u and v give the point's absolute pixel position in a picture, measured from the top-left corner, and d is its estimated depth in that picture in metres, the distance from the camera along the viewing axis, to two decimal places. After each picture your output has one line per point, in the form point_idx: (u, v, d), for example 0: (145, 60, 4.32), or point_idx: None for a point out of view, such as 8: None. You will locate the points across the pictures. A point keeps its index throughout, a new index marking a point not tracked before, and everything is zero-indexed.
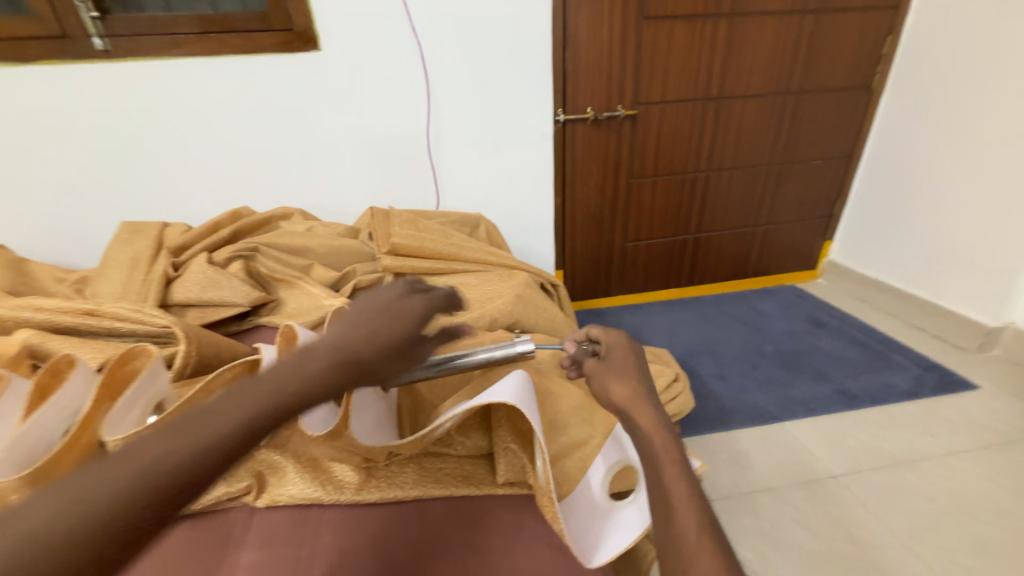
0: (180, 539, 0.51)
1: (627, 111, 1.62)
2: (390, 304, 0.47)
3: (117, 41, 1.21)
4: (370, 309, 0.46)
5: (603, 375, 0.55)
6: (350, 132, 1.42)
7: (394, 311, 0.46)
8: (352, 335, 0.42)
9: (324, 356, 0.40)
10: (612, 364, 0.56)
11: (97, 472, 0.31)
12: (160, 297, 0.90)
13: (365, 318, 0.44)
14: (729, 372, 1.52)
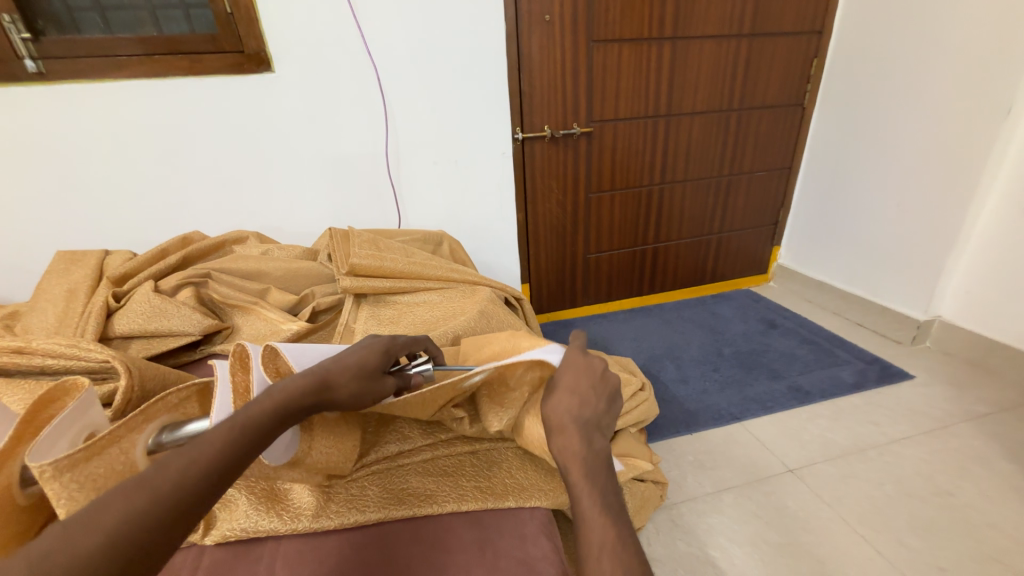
0: None
1: (583, 129, 1.68)
2: (340, 356, 0.51)
3: (52, 63, 1.16)
4: (320, 360, 0.51)
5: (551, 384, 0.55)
6: (307, 153, 1.40)
7: (344, 361, 0.51)
8: (295, 385, 0.46)
9: (259, 408, 0.43)
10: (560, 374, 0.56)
11: (60, 532, 0.32)
12: (101, 329, 0.85)
13: (312, 367, 0.49)
14: (692, 376, 1.57)
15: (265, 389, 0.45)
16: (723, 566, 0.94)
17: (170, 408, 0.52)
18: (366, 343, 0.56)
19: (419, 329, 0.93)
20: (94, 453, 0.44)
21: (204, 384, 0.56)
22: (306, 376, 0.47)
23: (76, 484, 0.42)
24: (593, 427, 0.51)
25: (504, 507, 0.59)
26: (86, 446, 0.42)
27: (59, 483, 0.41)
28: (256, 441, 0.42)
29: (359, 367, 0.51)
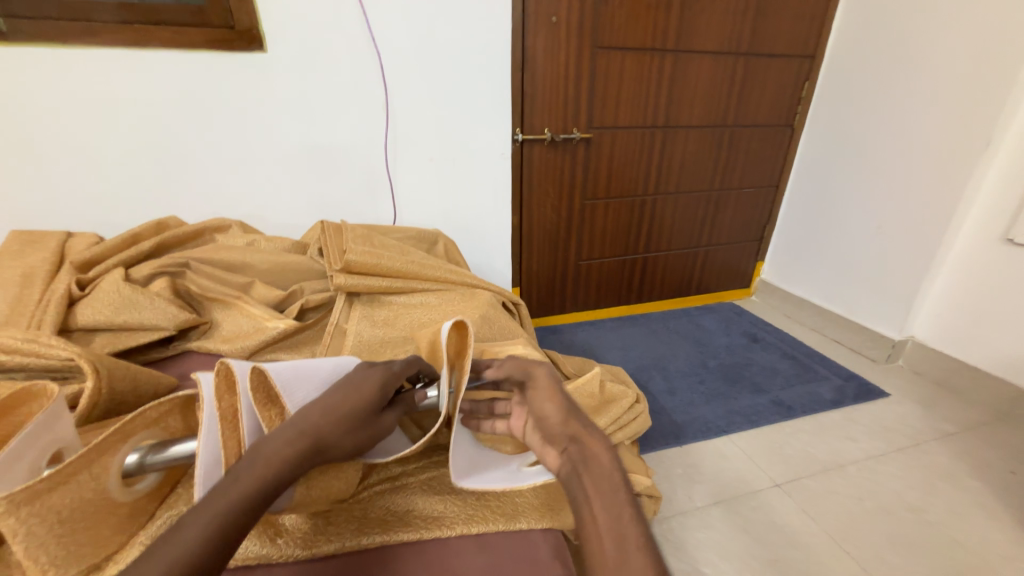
0: None
1: (582, 134, 1.67)
2: (330, 402, 0.46)
3: (15, 22, 1.05)
4: (304, 408, 0.45)
5: (532, 415, 0.56)
6: (298, 139, 1.33)
7: (334, 411, 0.46)
8: (284, 446, 0.41)
9: (250, 473, 0.39)
10: (540, 405, 0.57)
11: None
12: (61, 320, 0.77)
13: (299, 419, 0.44)
14: (679, 387, 1.58)
15: (252, 449, 0.41)
16: None
17: (150, 423, 0.46)
18: (356, 378, 0.51)
19: (416, 332, 0.88)
20: (59, 481, 0.39)
21: (188, 396, 0.51)
22: (291, 433, 0.42)
23: (37, 518, 0.37)
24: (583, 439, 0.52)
25: (515, 529, 0.55)
26: (47, 477, 0.37)
27: (16, 517, 0.36)
28: (253, 511, 0.38)
29: (349, 416, 0.47)
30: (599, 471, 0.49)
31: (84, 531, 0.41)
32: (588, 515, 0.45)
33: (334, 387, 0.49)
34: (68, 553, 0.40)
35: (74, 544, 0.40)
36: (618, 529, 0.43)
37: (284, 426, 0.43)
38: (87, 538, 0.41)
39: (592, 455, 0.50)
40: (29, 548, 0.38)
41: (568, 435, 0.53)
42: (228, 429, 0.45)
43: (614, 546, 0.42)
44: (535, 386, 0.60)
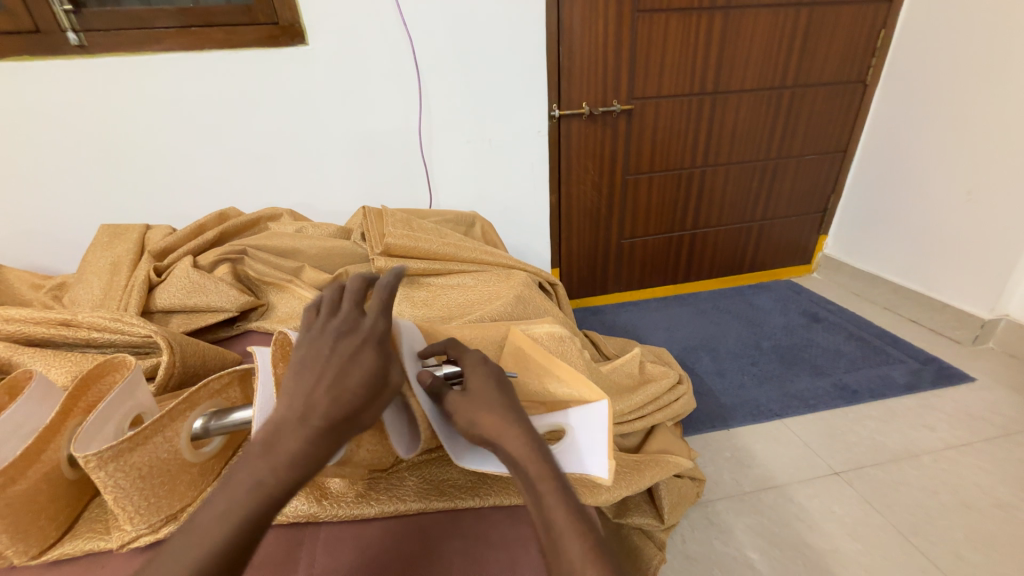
0: None
1: (623, 107, 1.59)
2: (340, 395, 0.41)
3: (93, 36, 1.16)
4: (309, 401, 0.41)
5: (471, 407, 0.49)
6: (342, 129, 1.38)
7: (347, 403, 0.41)
8: (291, 447, 0.39)
9: (256, 475, 0.38)
10: (474, 394, 0.50)
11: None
12: (142, 303, 0.86)
13: (308, 417, 0.40)
14: (728, 369, 1.50)
15: (257, 452, 0.39)
16: (761, 569, 0.91)
17: (212, 394, 0.52)
18: (362, 360, 0.44)
19: (454, 312, 0.90)
20: (138, 442, 0.44)
21: (244, 370, 0.56)
22: (302, 434, 0.39)
23: (122, 472, 0.43)
24: (525, 421, 0.48)
25: None
26: (128, 437, 0.42)
27: (104, 470, 0.42)
28: (263, 513, 0.38)
29: (356, 387, 0.42)
30: (547, 456, 0.45)
31: (161, 485, 0.46)
32: (540, 511, 0.42)
33: (322, 359, 0.43)
34: (147, 504, 0.45)
35: (154, 496, 0.46)
36: (573, 525, 0.41)
37: (285, 423, 0.40)
38: (164, 492, 0.47)
39: (536, 440, 0.47)
40: (117, 498, 0.44)
41: (510, 415, 0.48)
42: None
43: (568, 546, 0.40)
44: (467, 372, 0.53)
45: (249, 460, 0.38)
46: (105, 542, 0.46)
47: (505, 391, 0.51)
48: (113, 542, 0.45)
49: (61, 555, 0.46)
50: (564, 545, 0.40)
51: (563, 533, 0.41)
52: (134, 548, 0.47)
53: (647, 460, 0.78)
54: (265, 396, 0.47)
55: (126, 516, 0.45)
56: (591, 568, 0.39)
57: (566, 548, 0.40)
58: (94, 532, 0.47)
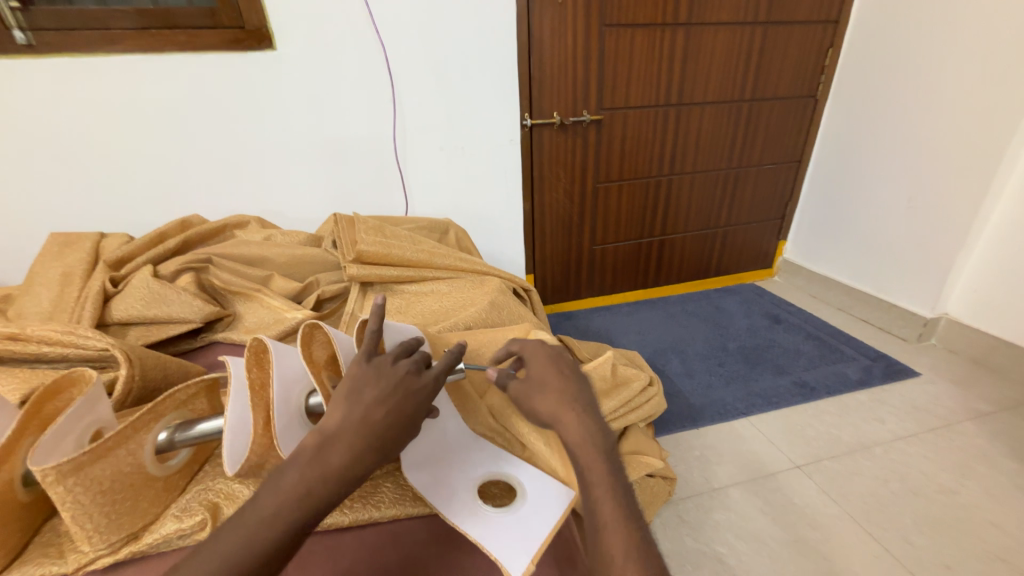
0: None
1: (593, 116, 1.64)
2: (388, 409, 0.43)
3: (42, 35, 1.10)
4: (360, 410, 0.42)
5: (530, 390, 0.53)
6: (312, 135, 1.36)
7: (396, 416, 0.44)
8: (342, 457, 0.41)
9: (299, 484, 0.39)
10: (535, 381, 0.54)
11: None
12: (98, 315, 0.82)
13: (359, 426, 0.42)
14: (697, 370, 1.56)
15: (316, 456, 0.40)
16: (731, 563, 0.94)
17: (178, 404, 0.50)
18: (404, 376, 0.46)
19: (429, 319, 0.90)
20: (100, 455, 0.42)
21: (213, 379, 0.54)
22: (356, 441, 0.41)
23: (81, 487, 0.41)
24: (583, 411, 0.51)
25: None
26: (89, 449, 0.40)
27: (63, 486, 0.40)
28: (298, 526, 0.39)
29: (410, 414, 0.45)
30: (604, 448, 0.47)
31: (123, 501, 0.45)
32: (586, 499, 0.45)
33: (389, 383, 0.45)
34: (107, 522, 0.44)
35: (115, 513, 0.44)
36: (619, 519, 0.43)
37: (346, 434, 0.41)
38: (125, 508, 0.45)
39: (596, 426, 0.49)
40: (75, 515, 0.42)
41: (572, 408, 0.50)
42: (258, 397, 0.48)
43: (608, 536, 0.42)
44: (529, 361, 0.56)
45: (307, 461, 0.40)
46: (57, 568, 0.44)
47: (572, 379, 0.54)
48: (69, 565, 0.44)
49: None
50: (605, 536, 0.42)
51: (607, 525, 0.43)
52: (92, 572, 0.44)
53: None
54: (235, 404, 0.46)
55: (83, 534, 0.43)
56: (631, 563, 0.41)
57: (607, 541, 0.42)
58: (45, 558, 0.44)
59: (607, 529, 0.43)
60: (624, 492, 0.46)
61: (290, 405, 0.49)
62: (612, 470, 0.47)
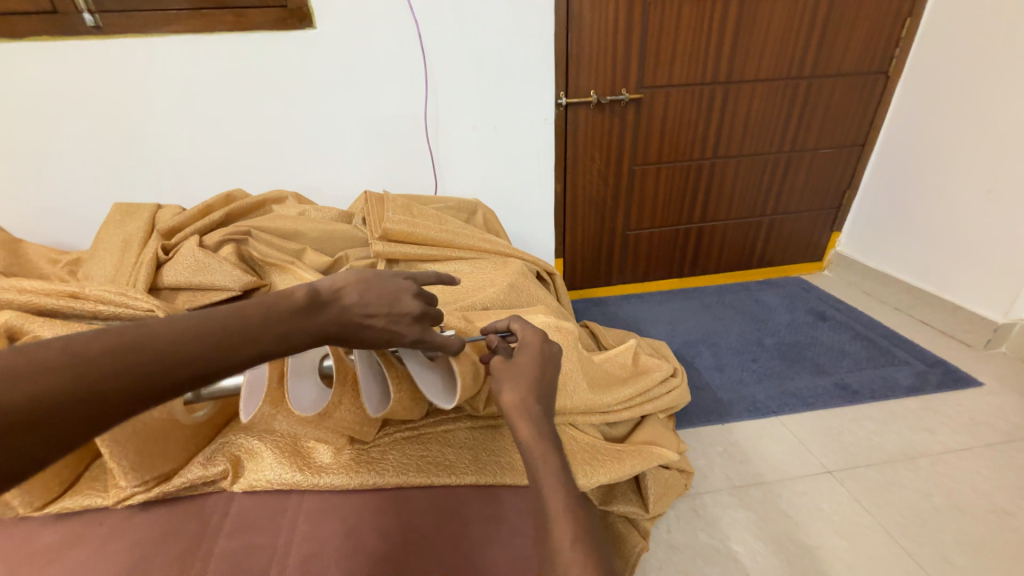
0: (159, 524, 0.53)
1: (632, 95, 1.57)
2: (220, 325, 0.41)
3: (108, 16, 1.18)
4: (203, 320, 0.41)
5: (500, 378, 0.52)
6: (349, 115, 1.39)
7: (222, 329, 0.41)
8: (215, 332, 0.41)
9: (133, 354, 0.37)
10: (517, 367, 0.53)
11: None
12: (150, 280, 0.90)
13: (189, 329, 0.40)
14: (728, 364, 1.50)
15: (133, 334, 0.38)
16: (745, 561, 0.91)
17: None
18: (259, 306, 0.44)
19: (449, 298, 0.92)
20: None
21: None
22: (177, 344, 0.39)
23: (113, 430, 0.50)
24: (548, 415, 0.51)
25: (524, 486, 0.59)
26: None
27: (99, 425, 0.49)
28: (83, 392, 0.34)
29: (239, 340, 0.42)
30: (558, 448, 0.48)
31: (159, 447, 0.54)
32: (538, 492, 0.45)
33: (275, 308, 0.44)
34: (145, 464, 0.53)
35: (152, 456, 0.53)
36: (568, 512, 0.43)
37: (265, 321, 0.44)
38: (157, 453, 0.54)
39: (542, 420, 0.49)
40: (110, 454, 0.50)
41: (536, 405, 0.50)
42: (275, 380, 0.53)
43: (562, 544, 0.41)
44: (522, 348, 0.55)
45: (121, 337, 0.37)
46: (102, 500, 0.54)
47: (549, 381, 0.54)
48: (110, 498, 0.53)
49: (61, 509, 0.54)
50: (554, 533, 0.42)
51: (554, 520, 0.43)
52: (129, 505, 0.54)
53: (630, 449, 0.79)
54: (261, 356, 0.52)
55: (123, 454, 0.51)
56: (578, 553, 0.41)
57: (556, 539, 0.42)
58: (91, 491, 0.55)
59: (555, 520, 0.43)
60: (576, 489, 0.46)
61: (304, 362, 0.54)
62: (564, 467, 0.47)
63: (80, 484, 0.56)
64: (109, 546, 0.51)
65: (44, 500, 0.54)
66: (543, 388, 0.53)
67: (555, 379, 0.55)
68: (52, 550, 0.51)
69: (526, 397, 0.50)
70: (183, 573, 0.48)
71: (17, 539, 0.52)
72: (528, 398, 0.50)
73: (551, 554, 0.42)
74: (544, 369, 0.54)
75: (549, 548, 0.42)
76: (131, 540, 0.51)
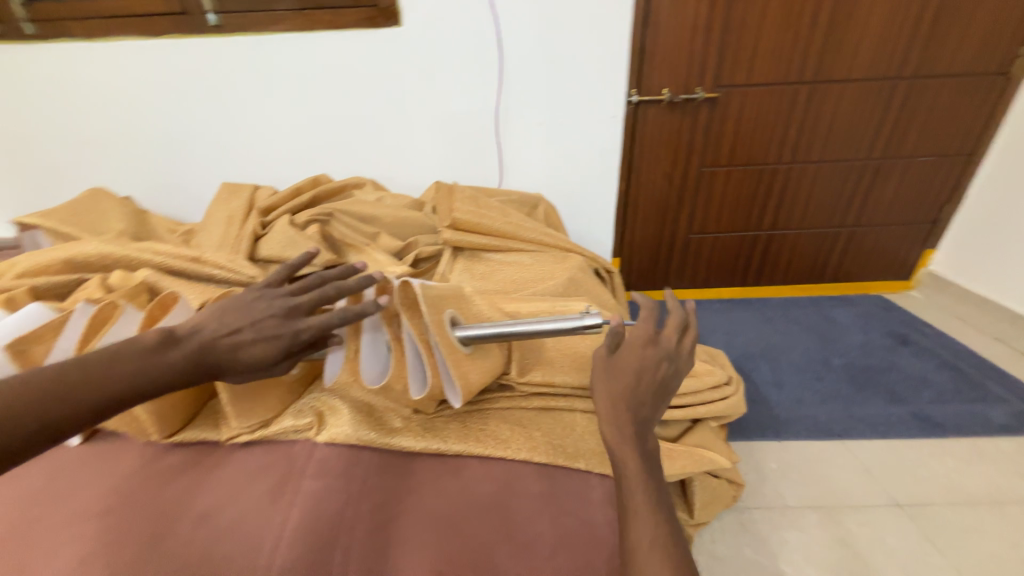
0: (258, 460, 0.62)
1: (707, 94, 1.52)
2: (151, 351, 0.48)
3: (228, 16, 1.33)
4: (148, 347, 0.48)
5: (598, 373, 0.55)
6: (425, 109, 1.47)
7: (152, 357, 0.48)
8: (54, 388, 0.43)
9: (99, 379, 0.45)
10: (616, 367, 0.55)
11: None
12: (250, 251, 1.03)
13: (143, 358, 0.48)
14: (789, 381, 1.42)
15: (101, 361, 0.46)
16: None
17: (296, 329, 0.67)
18: (191, 332, 0.51)
19: (509, 287, 0.95)
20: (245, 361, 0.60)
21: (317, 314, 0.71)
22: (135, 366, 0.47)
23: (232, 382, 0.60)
24: (638, 413, 0.52)
25: (574, 469, 0.61)
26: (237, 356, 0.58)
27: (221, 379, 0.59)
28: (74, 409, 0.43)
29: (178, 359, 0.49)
30: (646, 455, 0.50)
31: (261, 400, 0.63)
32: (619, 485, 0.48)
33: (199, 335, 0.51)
34: (250, 411, 0.63)
35: (256, 407, 0.63)
36: (647, 509, 0.46)
37: (112, 364, 0.46)
38: (260, 404, 0.63)
39: (630, 424, 0.51)
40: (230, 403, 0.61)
41: (628, 405, 0.52)
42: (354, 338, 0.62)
43: (638, 539, 0.44)
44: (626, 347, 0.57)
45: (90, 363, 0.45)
46: (214, 435, 0.65)
47: (649, 381, 0.55)
48: (223, 435, 0.63)
49: (182, 439, 0.65)
50: (632, 532, 0.45)
51: (633, 519, 0.45)
52: (234, 443, 0.64)
53: (680, 451, 0.79)
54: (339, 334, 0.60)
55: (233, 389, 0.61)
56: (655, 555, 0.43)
57: (634, 535, 0.44)
58: (206, 428, 0.66)
59: (636, 524, 0.45)
60: (661, 493, 0.47)
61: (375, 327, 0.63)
62: (649, 471, 0.49)
63: (198, 420, 0.67)
64: (217, 475, 0.60)
65: (170, 430, 0.64)
66: (638, 388, 0.54)
67: (654, 376, 0.56)
68: (173, 470, 0.61)
69: (617, 398, 0.53)
70: (275, 502, 0.56)
71: (148, 456, 0.63)
72: (617, 399, 0.53)
73: (624, 547, 0.44)
74: (641, 368, 0.55)
75: (626, 543, 0.44)
76: (236, 471, 0.60)
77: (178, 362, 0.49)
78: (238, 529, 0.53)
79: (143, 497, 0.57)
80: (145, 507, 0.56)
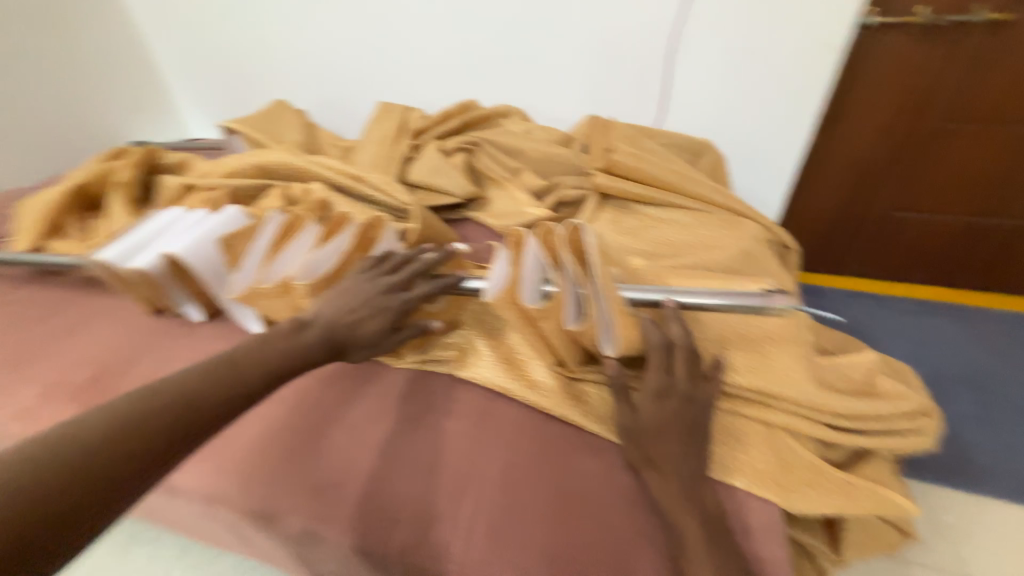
0: (400, 381, 0.62)
1: (991, 15, 1.07)
2: (282, 334, 0.51)
3: None
4: (283, 334, 0.51)
5: (620, 398, 0.52)
6: (586, 25, 1.26)
7: (286, 344, 0.50)
8: (115, 432, 0.37)
9: (241, 369, 0.46)
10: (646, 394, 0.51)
11: (117, 413, 0.38)
12: (400, 173, 1.05)
13: (281, 343, 0.50)
14: (1000, 422, 1.09)
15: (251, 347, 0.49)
16: None
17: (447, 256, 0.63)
18: (310, 318, 0.54)
19: (661, 251, 0.82)
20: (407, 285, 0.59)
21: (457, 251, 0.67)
22: (276, 352, 0.49)
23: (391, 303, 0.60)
24: (677, 446, 0.48)
25: (727, 484, 0.53)
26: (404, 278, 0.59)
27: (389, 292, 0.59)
28: (227, 400, 0.44)
29: (311, 343, 0.52)
30: (688, 491, 0.47)
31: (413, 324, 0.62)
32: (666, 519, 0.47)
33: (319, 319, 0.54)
34: None
35: (407, 330, 0.63)
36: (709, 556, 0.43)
37: (263, 348, 0.49)
38: (411, 328, 0.63)
39: (666, 461, 0.48)
40: None
41: (667, 439, 0.49)
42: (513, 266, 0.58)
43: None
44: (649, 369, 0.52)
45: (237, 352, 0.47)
46: None
47: (678, 412, 0.50)
48: (376, 350, 0.64)
49: None
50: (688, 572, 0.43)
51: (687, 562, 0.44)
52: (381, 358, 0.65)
53: None
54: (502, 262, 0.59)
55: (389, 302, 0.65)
56: None
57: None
58: None
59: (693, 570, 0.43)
60: (722, 540, 0.44)
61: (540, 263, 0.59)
62: (697, 512, 0.45)
63: None
64: (366, 385, 0.62)
65: None
66: (678, 422, 0.49)
67: (694, 405, 0.51)
68: (329, 370, 0.64)
69: (652, 433, 0.50)
70: (415, 432, 0.57)
71: None
72: (641, 431, 0.50)
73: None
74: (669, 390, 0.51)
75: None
76: (381, 388, 0.62)
77: (311, 341, 0.52)
78: (379, 451, 0.55)
79: (294, 397, 0.62)
80: (298, 407, 0.60)
